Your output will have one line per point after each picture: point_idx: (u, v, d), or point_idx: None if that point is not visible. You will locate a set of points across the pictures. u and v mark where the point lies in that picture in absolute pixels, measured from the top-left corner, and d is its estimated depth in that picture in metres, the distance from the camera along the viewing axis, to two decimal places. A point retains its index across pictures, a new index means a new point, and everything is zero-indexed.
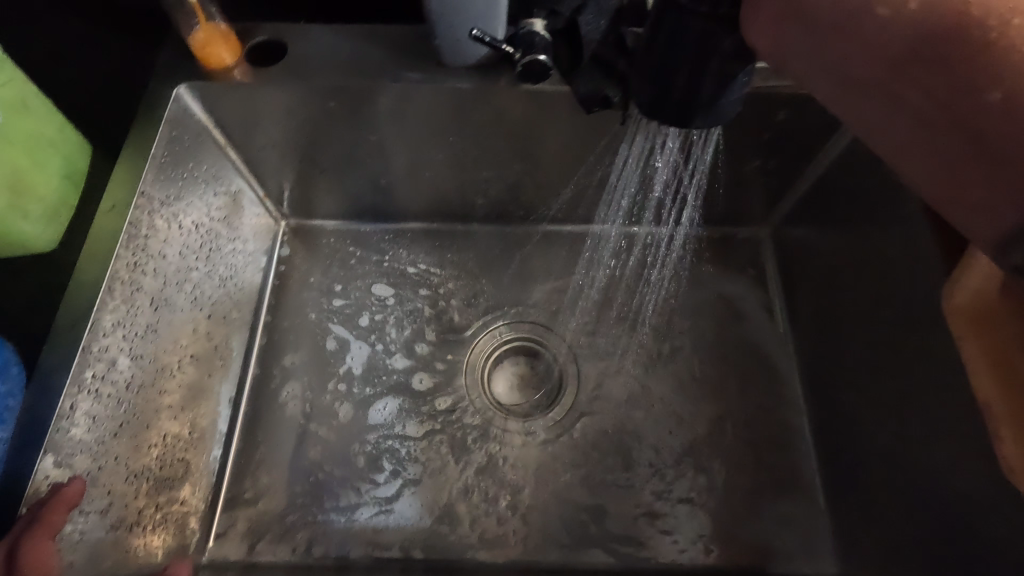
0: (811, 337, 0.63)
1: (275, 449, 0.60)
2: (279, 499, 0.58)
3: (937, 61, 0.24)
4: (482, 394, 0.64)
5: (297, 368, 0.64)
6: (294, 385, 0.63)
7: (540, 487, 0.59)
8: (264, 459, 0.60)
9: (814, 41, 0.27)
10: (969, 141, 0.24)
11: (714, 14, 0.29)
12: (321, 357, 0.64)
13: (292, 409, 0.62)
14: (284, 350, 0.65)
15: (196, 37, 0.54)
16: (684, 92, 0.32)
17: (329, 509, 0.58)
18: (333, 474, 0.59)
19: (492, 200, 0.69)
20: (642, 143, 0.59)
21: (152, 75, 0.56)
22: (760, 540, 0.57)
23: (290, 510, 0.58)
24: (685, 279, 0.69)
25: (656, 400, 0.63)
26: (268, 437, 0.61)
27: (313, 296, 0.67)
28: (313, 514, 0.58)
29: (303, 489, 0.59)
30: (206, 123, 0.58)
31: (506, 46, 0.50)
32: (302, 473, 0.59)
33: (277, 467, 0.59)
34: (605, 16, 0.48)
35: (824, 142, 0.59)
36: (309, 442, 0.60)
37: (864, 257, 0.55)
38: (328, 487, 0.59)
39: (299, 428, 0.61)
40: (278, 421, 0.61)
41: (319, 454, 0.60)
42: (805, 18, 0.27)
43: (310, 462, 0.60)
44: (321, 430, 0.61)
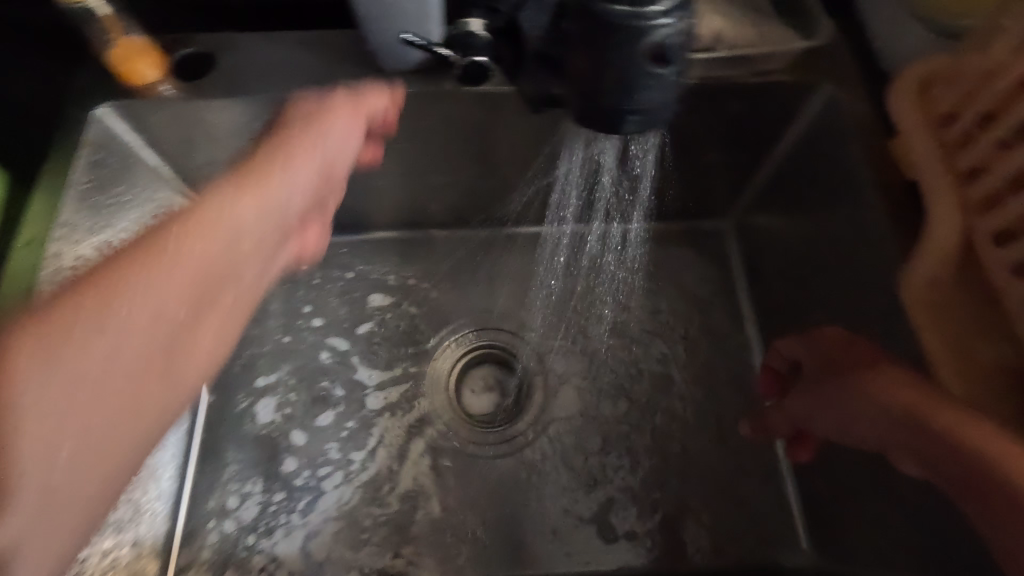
0: (778, 329, 0.62)
1: (247, 467, 0.58)
2: (238, 523, 0.56)
3: (953, 463, 0.36)
4: (453, 409, 0.62)
5: (284, 383, 0.62)
6: (269, 400, 0.61)
7: (514, 496, 0.58)
8: (234, 479, 0.57)
9: (896, 444, 0.40)
10: (1000, 526, 0.32)
11: (634, 13, 0.27)
12: (314, 370, 0.62)
13: (268, 420, 0.60)
14: (251, 374, 0.62)
15: (115, 53, 0.50)
16: (612, 100, 0.29)
17: (298, 533, 0.56)
18: (300, 492, 0.57)
19: (449, 206, 0.66)
20: (585, 153, 0.58)
21: (71, 96, 0.52)
22: (738, 532, 0.56)
23: (258, 520, 0.56)
24: (653, 274, 0.67)
25: (627, 402, 0.61)
26: (237, 456, 0.58)
27: (278, 315, 0.65)
28: (279, 533, 0.56)
29: (269, 507, 0.56)
30: (136, 142, 0.54)
31: (442, 49, 0.48)
32: (266, 489, 0.57)
33: (247, 483, 0.57)
34: (546, 13, 0.43)
35: (781, 130, 0.58)
36: (282, 455, 0.58)
37: (824, 246, 0.54)
38: (295, 505, 0.57)
39: (269, 443, 0.59)
40: (251, 444, 0.59)
41: (291, 467, 0.58)
42: (900, 433, 0.39)
43: (281, 473, 0.58)
44: (299, 438, 0.59)
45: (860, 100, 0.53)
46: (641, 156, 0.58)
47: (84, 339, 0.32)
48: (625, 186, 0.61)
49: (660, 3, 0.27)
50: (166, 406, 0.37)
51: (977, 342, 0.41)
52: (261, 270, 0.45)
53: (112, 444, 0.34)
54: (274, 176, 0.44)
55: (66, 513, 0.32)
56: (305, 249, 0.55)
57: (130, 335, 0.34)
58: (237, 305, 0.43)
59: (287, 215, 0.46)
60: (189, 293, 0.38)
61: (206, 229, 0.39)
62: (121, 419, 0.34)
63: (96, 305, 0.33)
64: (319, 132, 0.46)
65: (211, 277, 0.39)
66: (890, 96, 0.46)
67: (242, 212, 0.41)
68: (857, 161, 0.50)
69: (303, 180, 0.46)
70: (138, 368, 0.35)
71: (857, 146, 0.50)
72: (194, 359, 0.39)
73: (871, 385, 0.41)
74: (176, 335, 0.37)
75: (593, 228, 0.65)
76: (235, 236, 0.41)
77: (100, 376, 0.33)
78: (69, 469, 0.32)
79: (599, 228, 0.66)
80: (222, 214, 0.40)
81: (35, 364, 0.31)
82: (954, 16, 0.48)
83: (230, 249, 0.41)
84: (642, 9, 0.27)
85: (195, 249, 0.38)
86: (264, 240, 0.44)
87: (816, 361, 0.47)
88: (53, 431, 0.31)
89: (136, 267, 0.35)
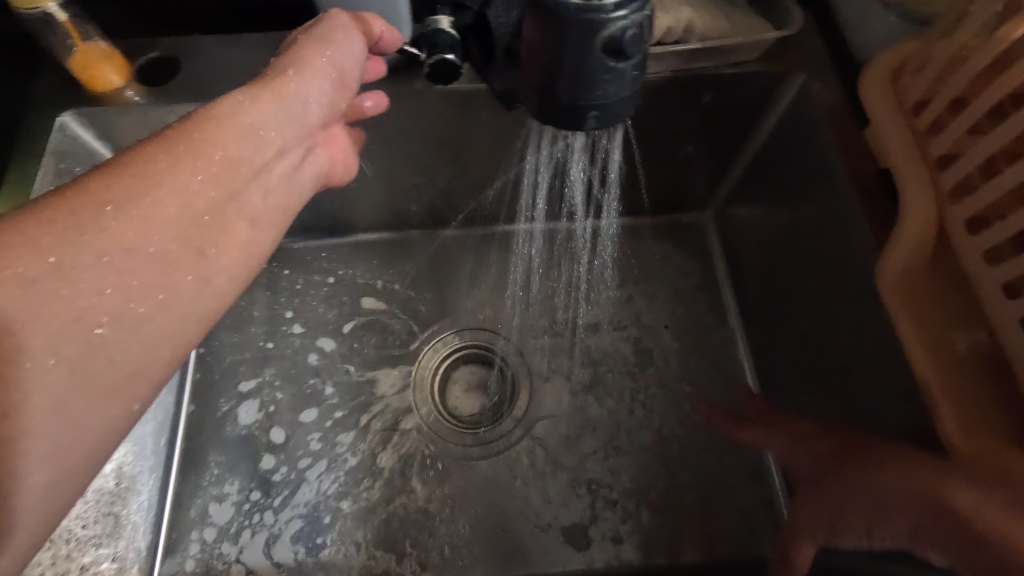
0: (759, 322, 0.62)
1: (226, 468, 0.57)
2: (215, 525, 0.55)
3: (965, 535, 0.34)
4: (433, 409, 0.62)
5: (268, 385, 0.61)
6: (251, 403, 0.60)
7: (500, 496, 0.57)
8: (213, 483, 0.57)
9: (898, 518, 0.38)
10: None
11: (587, 6, 0.26)
12: (299, 370, 0.62)
13: (249, 422, 0.59)
14: (232, 379, 0.61)
15: (76, 60, 0.49)
16: (570, 93, 0.29)
17: (279, 536, 0.55)
18: (279, 489, 0.57)
19: (426, 206, 0.66)
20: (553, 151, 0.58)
21: (32, 105, 0.51)
22: (725, 524, 0.56)
23: (234, 520, 0.56)
24: (633, 269, 0.67)
25: (611, 398, 0.61)
26: (217, 457, 0.58)
27: (258, 322, 0.64)
28: (257, 534, 0.55)
29: (244, 506, 0.56)
30: (100, 150, 0.53)
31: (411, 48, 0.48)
32: (242, 489, 0.57)
33: (226, 483, 0.57)
34: (516, 6, 0.43)
35: (757, 120, 0.57)
36: (260, 452, 0.58)
37: (801, 236, 0.54)
38: (271, 502, 0.56)
39: (248, 441, 0.58)
40: (231, 442, 0.58)
41: (269, 465, 0.58)
42: (904, 502, 0.38)
43: (260, 472, 0.57)
44: (278, 433, 0.59)
45: (831, 90, 0.52)
46: (608, 151, 0.58)
47: (117, 217, 0.33)
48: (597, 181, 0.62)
49: None
50: (195, 309, 0.36)
51: (953, 328, 0.41)
52: (287, 175, 0.43)
53: (153, 332, 0.34)
54: (289, 81, 0.41)
55: (100, 407, 0.32)
56: (342, 166, 0.49)
57: (157, 223, 0.34)
58: (266, 215, 0.41)
59: (307, 122, 0.43)
60: (215, 190, 0.37)
61: (227, 132, 0.38)
62: (151, 308, 0.34)
63: (128, 194, 0.34)
64: (328, 36, 0.42)
65: (236, 174, 0.38)
66: (860, 89, 0.46)
67: (260, 118, 0.40)
68: (830, 151, 0.50)
69: (321, 89, 0.43)
70: (168, 254, 0.35)
71: (830, 136, 0.50)
72: (224, 258, 0.38)
73: (857, 481, 0.40)
74: (207, 229, 0.37)
75: (565, 225, 0.67)
76: (257, 140, 0.40)
77: (132, 255, 0.33)
78: (122, 347, 0.33)
79: (572, 225, 0.67)
80: (240, 117, 0.39)
81: (61, 242, 0.31)
82: (921, 3, 0.48)
83: (254, 154, 0.40)
84: (595, 2, 0.26)
85: (220, 150, 0.38)
86: (286, 151, 0.42)
87: (793, 456, 0.47)
88: (92, 312, 0.32)
89: (167, 156, 0.35)
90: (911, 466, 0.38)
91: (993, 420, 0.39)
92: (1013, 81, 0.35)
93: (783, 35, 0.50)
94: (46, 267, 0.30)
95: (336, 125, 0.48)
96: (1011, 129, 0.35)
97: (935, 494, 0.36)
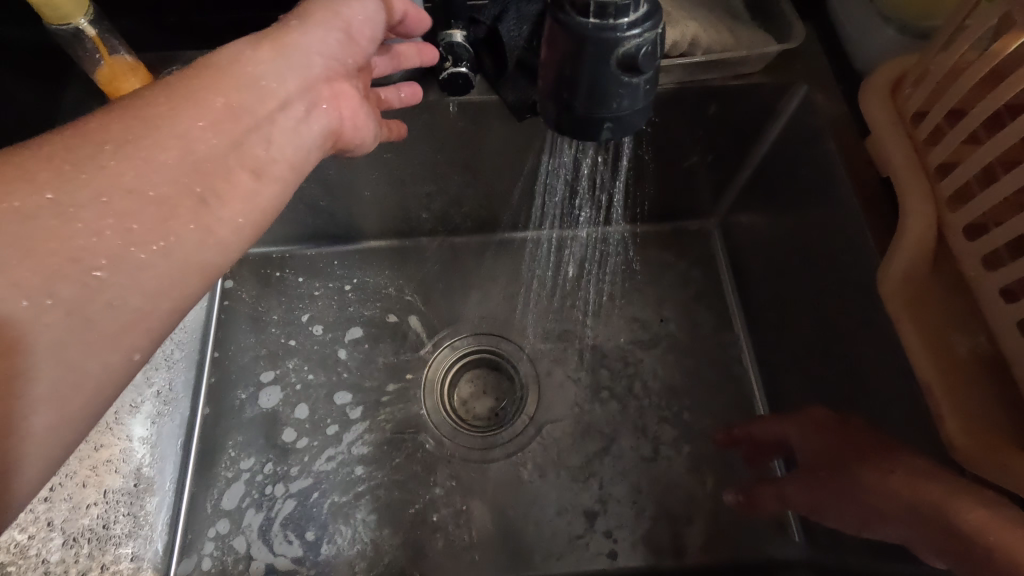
0: (765, 326, 0.63)
1: (246, 442, 0.59)
2: (227, 516, 0.57)
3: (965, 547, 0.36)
4: (444, 408, 0.63)
5: (292, 372, 0.63)
6: (273, 390, 0.62)
7: (509, 497, 0.58)
8: (231, 463, 0.59)
9: (900, 522, 0.40)
10: None
11: (602, 24, 0.27)
12: (324, 359, 0.64)
13: (270, 407, 0.61)
14: (254, 372, 0.63)
15: (102, 72, 0.50)
16: (586, 105, 0.30)
17: (293, 530, 0.57)
18: (299, 457, 0.59)
19: (437, 213, 0.67)
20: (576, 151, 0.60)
21: (60, 115, 0.53)
22: (732, 524, 0.57)
23: (245, 496, 0.57)
24: (639, 274, 0.68)
25: (618, 401, 0.62)
26: (234, 440, 0.59)
27: (278, 322, 0.65)
28: (265, 513, 0.57)
29: (257, 479, 0.58)
30: None
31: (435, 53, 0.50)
32: (258, 461, 0.59)
33: (242, 462, 0.59)
34: (527, 21, 0.45)
35: (762, 128, 0.59)
36: (283, 425, 0.60)
37: (804, 242, 0.55)
38: (286, 472, 0.59)
39: (270, 418, 0.61)
40: (248, 423, 0.60)
41: (290, 437, 0.60)
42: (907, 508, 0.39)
43: (283, 443, 0.60)
44: (303, 410, 0.61)
45: (835, 101, 0.54)
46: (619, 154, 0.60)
47: (116, 156, 0.32)
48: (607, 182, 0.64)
49: (628, 15, 0.28)
50: (199, 257, 0.35)
51: (954, 332, 0.42)
52: (294, 128, 0.41)
53: (153, 281, 0.32)
54: (293, 33, 0.41)
55: (98, 353, 0.30)
56: (352, 125, 0.46)
57: (157, 168, 0.33)
58: (273, 167, 0.39)
59: (311, 74, 0.42)
60: (219, 138, 0.36)
61: (230, 79, 0.38)
62: (152, 255, 0.32)
63: (126, 135, 0.33)
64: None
65: (239, 122, 0.37)
66: (861, 102, 0.48)
67: (263, 68, 0.39)
68: (833, 159, 0.51)
69: (324, 47, 0.42)
70: (170, 199, 0.34)
71: (832, 146, 0.52)
72: (229, 211, 0.36)
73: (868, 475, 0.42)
74: (211, 177, 0.36)
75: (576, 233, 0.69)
76: (259, 90, 0.39)
77: (130, 198, 0.32)
78: (121, 294, 0.31)
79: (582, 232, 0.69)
80: (242, 67, 0.38)
81: (55, 177, 0.30)
82: (921, 17, 0.50)
83: (258, 103, 0.39)
84: (610, 21, 0.27)
85: (222, 98, 0.37)
86: (290, 104, 0.41)
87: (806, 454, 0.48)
88: (90, 252, 0.30)
89: (169, 101, 0.35)
90: (921, 476, 0.40)
91: (994, 421, 0.39)
92: (1007, 93, 0.36)
93: (786, 49, 0.52)
94: (43, 203, 0.29)
95: (344, 82, 0.45)
96: (1008, 140, 0.36)
97: (941, 511, 0.38)
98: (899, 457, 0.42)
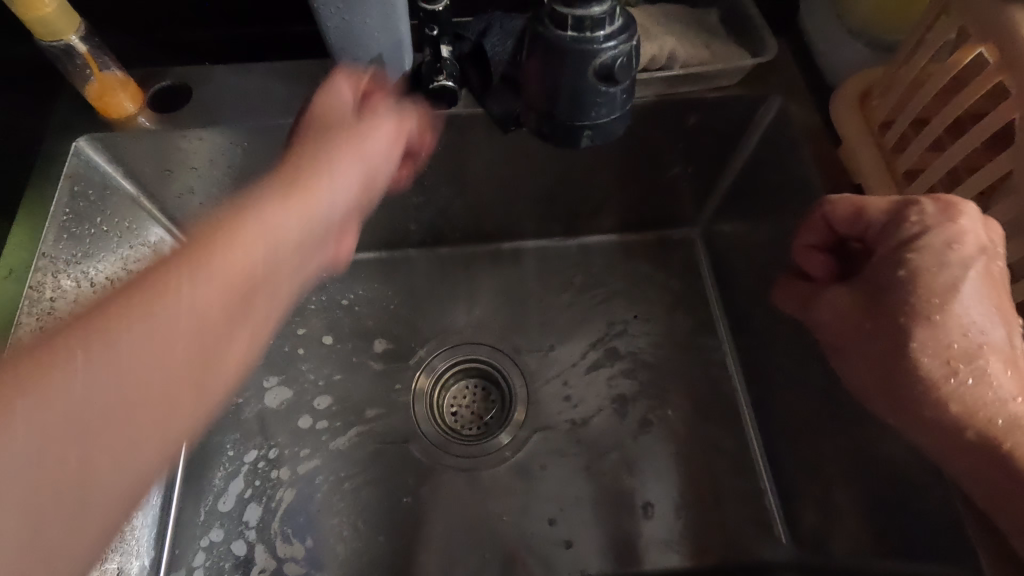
0: (746, 331, 0.64)
1: (248, 436, 0.60)
2: (221, 521, 0.57)
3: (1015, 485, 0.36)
4: (433, 416, 0.64)
5: (301, 374, 0.64)
6: (280, 390, 0.63)
7: (500, 504, 0.59)
8: (231, 463, 0.59)
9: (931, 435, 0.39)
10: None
11: (579, 37, 0.29)
12: (332, 356, 0.65)
13: (278, 405, 0.62)
14: (260, 374, 0.63)
15: (93, 88, 0.51)
16: (566, 113, 0.31)
17: (291, 529, 0.57)
18: (315, 438, 0.61)
19: (425, 224, 0.68)
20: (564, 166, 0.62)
21: (50, 131, 0.53)
22: (722, 525, 0.58)
23: (246, 488, 0.58)
24: (626, 281, 0.70)
25: (606, 406, 0.63)
26: (233, 436, 0.60)
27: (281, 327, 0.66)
28: (265, 506, 0.58)
29: (260, 466, 0.59)
30: (112, 173, 0.55)
31: (442, 50, 0.50)
32: (260, 448, 0.60)
33: (244, 454, 0.60)
34: (511, 37, 0.47)
35: (739, 138, 0.61)
36: (300, 412, 0.62)
37: (783, 248, 0.57)
38: (295, 455, 0.60)
39: (265, 419, 0.61)
40: (248, 421, 0.61)
41: (307, 423, 0.61)
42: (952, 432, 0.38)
43: (300, 429, 0.61)
44: (320, 402, 0.62)
45: (809, 112, 0.56)
46: (603, 162, 0.62)
47: (105, 345, 0.27)
48: (591, 191, 0.66)
49: (604, 28, 0.29)
50: (179, 428, 0.29)
51: None
52: (293, 283, 0.37)
53: (128, 468, 0.27)
54: (318, 185, 0.38)
55: (71, 541, 0.26)
56: (343, 252, 0.44)
57: (152, 354, 0.28)
58: (262, 316, 0.34)
59: (328, 223, 0.39)
60: (225, 307, 0.31)
61: (246, 235, 0.33)
62: (131, 437, 0.27)
63: (114, 322, 0.27)
64: (363, 133, 0.41)
65: (247, 295, 0.33)
66: (832, 112, 0.50)
67: (282, 219, 0.35)
68: (809, 168, 0.53)
69: (346, 190, 0.40)
70: (162, 387, 0.28)
71: (808, 154, 0.53)
72: (220, 377, 0.31)
73: (938, 358, 0.38)
74: (210, 350, 0.30)
75: (556, 243, 0.71)
76: (277, 243, 0.35)
77: (121, 391, 0.27)
78: (96, 487, 0.26)
79: (554, 241, 0.71)
80: (266, 221, 0.34)
81: (41, 395, 0.25)
82: (885, 31, 0.52)
83: (266, 258, 0.34)
84: (588, 33, 0.29)
85: (235, 257, 0.32)
86: (298, 261, 0.37)
87: (900, 268, 0.40)
88: (64, 449, 0.26)
89: (183, 272, 0.30)
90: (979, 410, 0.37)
91: None
92: (967, 102, 0.38)
93: (761, 62, 0.53)
94: (14, 409, 0.25)
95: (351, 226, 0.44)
96: (969, 143, 0.38)
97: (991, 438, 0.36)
98: (988, 359, 0.38)
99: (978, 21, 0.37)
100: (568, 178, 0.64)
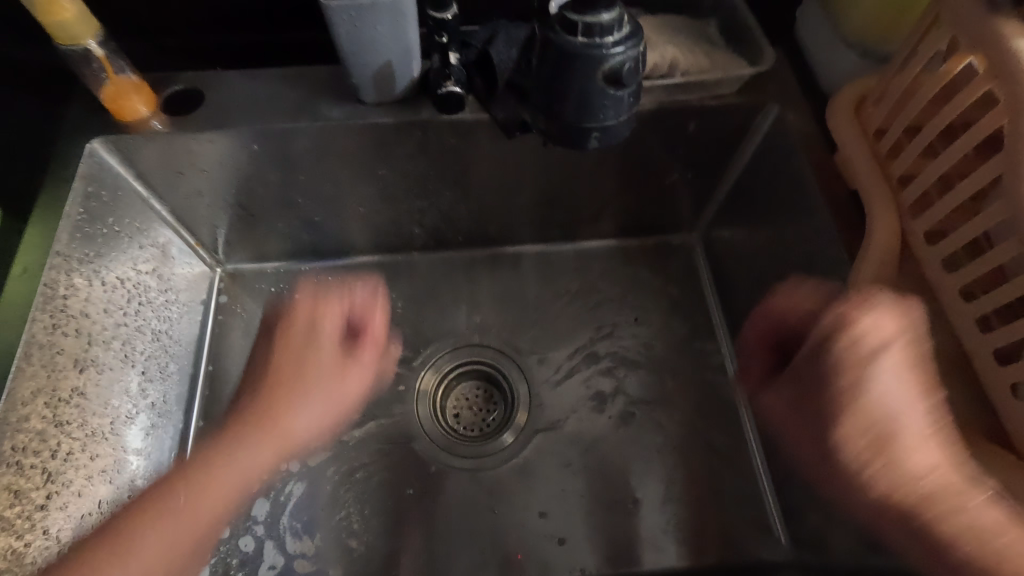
0: (745, 335, 0.66)
1: None
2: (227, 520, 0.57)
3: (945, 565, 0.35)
4: (436, 416, 0.65)
5: None
6: None
7: (503, 503, 0.60)
8: None
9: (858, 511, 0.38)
10: None
11: (589, 43, 0.31)
12: None
13: None
14: None
15: (107, 91, 0.52)
16: (574, 115, 0.33)
17: (301, 525, 0.57)
18: None
19: (429, 228, 0.69)
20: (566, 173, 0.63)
21: (63, 133, 0.54)
22: (721, 526, 0.59)
23: None
24: (626, 285, 0.71)
25: (606, 408, 0.64)
26: None
27: None
28: (274, 501, 0.58)
29: None
30: (126, 175, 0.57)
31: (450, 56, 0.52)
32: None
33: None
34: (515, 45, 0.49)
35: (738, 145, 0.62)
36: None
37: (780, 253, 0.58)
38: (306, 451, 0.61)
39: None
40: None
41: None
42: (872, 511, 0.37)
43: None
44: None
45: (805, 119, 0.57)
46: (604, 168, 0.64)
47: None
48: (592, 197, 0.67)
49: (612, 35, 0.31)
50: None
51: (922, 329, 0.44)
52: (251, 481, 0.45)
53: None
54: (288, 419, 0.47)
55: None
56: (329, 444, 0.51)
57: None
58: (226, 512, 0.44)
59: (294, 444, 0.47)
60: (190, 518, 0.42)
61: (212, 490, 0.43)
62: None
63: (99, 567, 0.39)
64: (345, 378, 0.49)
65: (209, 491, 0.43)
66: (828, 119, 0.51)
67: (251, 463, 0.45)
68: (806, 174, 0.55)
69: (320, 424, 0.48)
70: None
71: (805, 161, 0.55)
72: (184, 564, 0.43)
73: (858, 438, 0.36)
74: (173, 562, 0.42)
75: (557, 247, 0.73)
76: (245, 476, 0.45)
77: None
78: None
79: (555, 246, 0.73)
80: (232, 463, 0.45)
81: None
82: (879, 41, 0.54)
83: (238, 488, 0.45)
84: (596, 39, 0.31)
85: (206, 522, 0.43)
86: (264, 475, 0.46)
87: (815, 354, 0.39)
88: None
89: (135, 527, 0.41)
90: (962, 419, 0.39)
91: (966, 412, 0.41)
92: (958, 109, 0.40)
93: (759, 71, 0.55)
94: None
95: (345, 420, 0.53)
96: (960, 149, 0.39)
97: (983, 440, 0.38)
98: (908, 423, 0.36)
99: (968, 32, 0.38)
100: (570, 184, 0.65)
